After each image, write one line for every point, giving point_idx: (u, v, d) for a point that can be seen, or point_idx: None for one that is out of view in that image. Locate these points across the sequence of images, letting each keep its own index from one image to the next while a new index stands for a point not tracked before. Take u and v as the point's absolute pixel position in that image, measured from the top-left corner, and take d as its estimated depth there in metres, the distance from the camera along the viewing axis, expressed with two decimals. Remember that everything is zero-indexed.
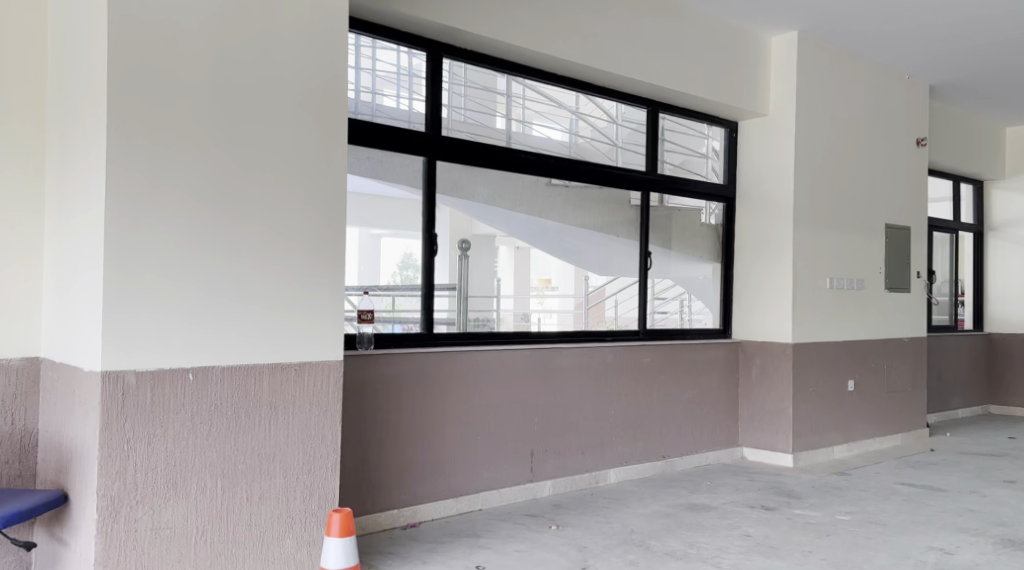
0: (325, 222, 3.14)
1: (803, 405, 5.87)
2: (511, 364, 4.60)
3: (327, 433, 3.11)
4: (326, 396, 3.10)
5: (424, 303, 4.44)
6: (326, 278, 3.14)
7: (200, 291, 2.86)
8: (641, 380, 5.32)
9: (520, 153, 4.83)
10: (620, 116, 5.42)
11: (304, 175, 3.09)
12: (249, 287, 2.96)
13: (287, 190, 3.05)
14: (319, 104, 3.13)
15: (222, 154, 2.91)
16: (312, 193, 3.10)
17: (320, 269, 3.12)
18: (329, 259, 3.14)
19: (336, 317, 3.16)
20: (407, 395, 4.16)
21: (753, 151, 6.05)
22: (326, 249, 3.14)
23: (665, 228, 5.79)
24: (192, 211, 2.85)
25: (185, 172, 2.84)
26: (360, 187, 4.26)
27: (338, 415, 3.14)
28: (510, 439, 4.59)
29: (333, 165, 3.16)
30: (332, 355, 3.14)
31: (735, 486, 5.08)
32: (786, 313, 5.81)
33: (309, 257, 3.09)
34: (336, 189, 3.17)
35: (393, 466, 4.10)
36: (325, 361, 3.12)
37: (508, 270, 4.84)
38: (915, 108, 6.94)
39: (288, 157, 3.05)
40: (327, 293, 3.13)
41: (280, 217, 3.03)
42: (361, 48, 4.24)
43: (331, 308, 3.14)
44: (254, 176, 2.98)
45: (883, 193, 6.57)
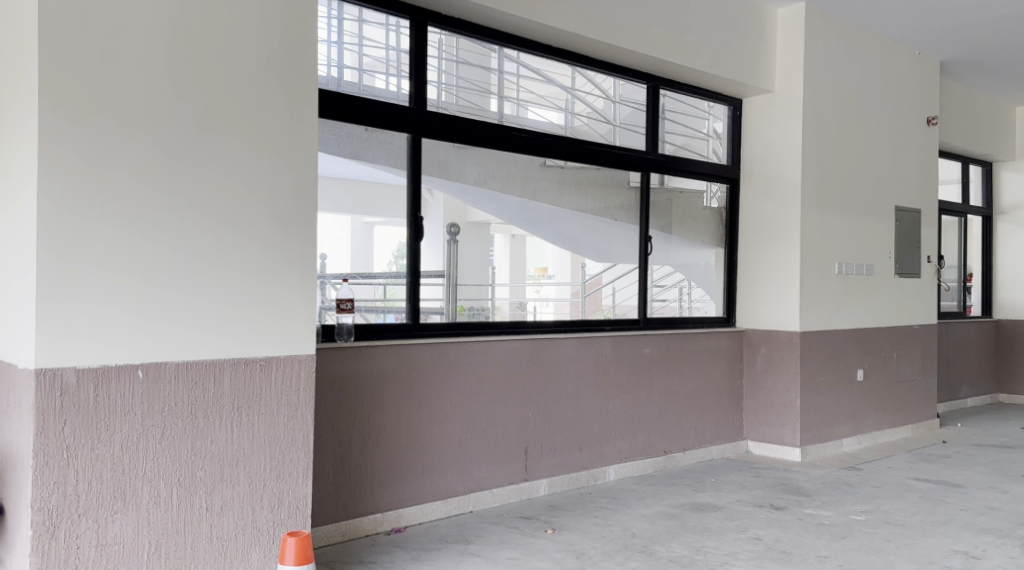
0: (296, 202, 2.84)
1: (811, 396, 5.59)
2: (503, 356, 4.31)
3: (298, 436, 2.82)
4: (295, 395, 2.82)
5: (410, 292, 4.13)
6: (297, 264, 2.85)
7: (152, 278, 2.57)
8: (641, 371, 5.03)
9: (514, 130, 4.53)
10: (617, 95, 5.11)
11: (270, 150, 2.79)
12: (208, 274, 2.66)
13: (250, 165, 2.75)
14: (286, 72, 2.83)
15: (175, 126, 2.62)
16: (280, 170, 2.81)
17: (290, 254, 2.83)
18: (301, 244, 2.85)
19: (308, 306, 2.87)
20: (391, 390, 3.87)
21: (758, 129, 5.75)
22: (296, 232, 2.84)
23: (665, 211, 5.50)
24: (142, 189, 2.56)
25: (133, 146, 2.54)
26: (338, 169, 3.95)
27: (310, 416, 2.85)
28: (503, 437, 4.31)
29: (303, 140, 2.86)
30: (303, 349, 2.85)
31: (741, 483, 4.81)
32: (794, 301, 5.52)
33: (278, 241, 2.80)
34: (308, 166, 2.87)
35: (377, 466, 3.81)
36: (296, 356, 2.83)
37: (504, 258, 4.53)
38: (927, 85, 6.63)
39: (251, 130, 2.76)
40: (297, 281, 2.84)
41: (244, 197, 2.74)
42: (346, 23, 3.93)
43: (302, 297, 2.85)
44: (213, 151, 2.68)
45: (893, 175, 6.27)
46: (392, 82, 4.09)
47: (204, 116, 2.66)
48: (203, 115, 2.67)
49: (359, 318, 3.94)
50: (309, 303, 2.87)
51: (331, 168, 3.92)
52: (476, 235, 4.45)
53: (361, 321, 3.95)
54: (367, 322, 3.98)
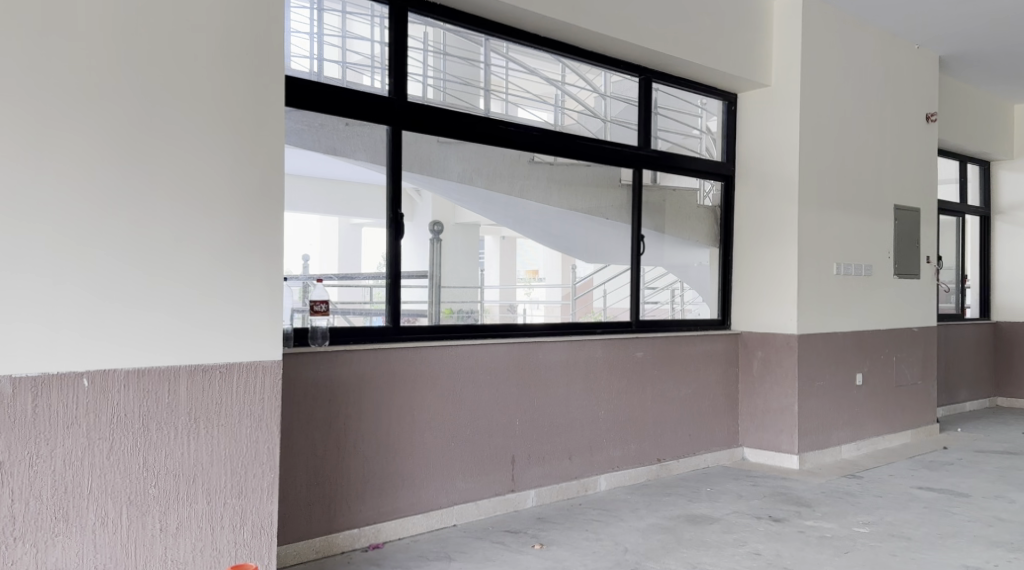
0: (260, 196, 2.63)
1: (809, 401, 5.39)
2: (489, 361, 4.10)
3: (263, 450, 2.61)
4: (259, 406, 2.61)
5: (390, 293, 3.91)
6: (262, 261, 2.63)
7: (100, 279, 2.37)
8: (634, 375, 4.83)
9: (501, 123, 4.33)
10: (606, 94, 4.89)
11: (233, 139, 2.58)
12: (162, 275, 2.46)
13: (210, 156, 2.54)
14: (251, 55, 2.62)
15: (124, 112, 2.41)
16: (242, 160, 2.60)
17: (254, 251, 2.62)
18: (265, 240, 2.64)
19: (274, 308, 2.65)
20: (369, 397, 3.66)
21: (754, 125, 5.56)
22: (261, 228, 2.63)
23: (658, 210, 5.30)
24: (87, 182, 2.36)
25: (77, 136, 2.35)
26: (310, 166, 3.72)
27: (276, 428, 2.64)
28: (489, 445, 4.10)
29: (267, 127, 2.65)
30: (270, 354, 2.64)
31: (739, 493, 4.61)
32: (791, 302, 5.33)
33: (240, 236, 2.59)
34: (274, 156, 2.66)
35: (354, 478, 3.60)
36: (260, 361, 2.62)
37: (495, 261, 4.37)
38: (927, 81, 6.44)
39: (210, 117, 2.55)
40: (262, 280, 2.63)
41: (202, 189, 2.53)
42: (328, 16, 3.74)
43: (268, 299, 2.64)
44: (167, 141, 2.48)
45: (892, 173, 6.08)
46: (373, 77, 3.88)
47: (157, 103, 2.46)
48: (156, 102, 2.46)
49: (338, 321, 3.74)
50: (276, 305, 2.66)
51: (302, 166, 3.70)
52: (469, 237, 4.28)
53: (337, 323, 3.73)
54: (341, 326, 3.74)
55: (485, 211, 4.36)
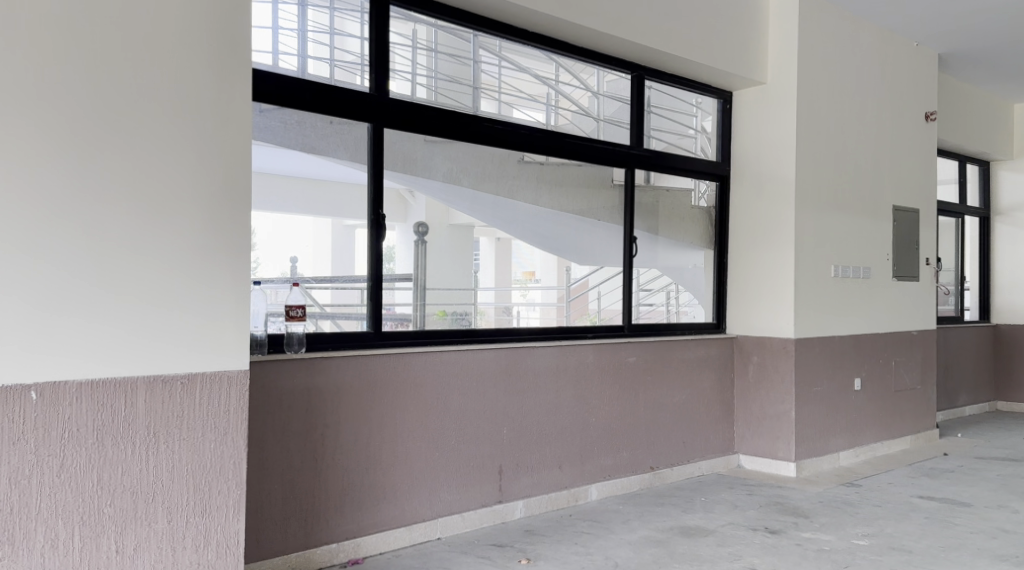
0: (225, 202, 2.56)
1: (806, 407, 5.26)
2: (475, 367, 3.95)
3: (227, 464, 2.54)
4: (223, 420, 2.53)
5: (370, 297, 3.75)
6: (226, 270, 2.56)
7: (52, 292, 2.29)
8: (626, 381, 4.69)
9: (489, 121, 4.18)
10: (598, 97, 4.74)
11: (196, 144, 2.51)
12: (118, 286, 2.39)
13: (169, 162, 2.47)
14: (211, 55, 2.54)
15: (79, 117, 2.33)
16: (206, 165, 2.53)
17: (218, 260, 2.55)
18: (230, 248, 2.57)
19: (240, 318, 2.58)
20: (349, 406, 3.51)
21: (750, 124, 5.42)
22: (225, 235, 2.56)
23: (651, 211, 5.15)
24: (40, 190, 2.27)
25: (28, 142, 2.26)
26: (284, 166, 3.56)
27: (241, 442, 2.57)
28: (475, 454, 3.95)
29: (232, 131, 2.58)
30: (234, 363, 2.57)
31: (734, 503, 4.47)
32: (788, 305, 5.19)
33: (203, 245, 2.52)
34: (240, 159, 2.59)
35: (333, 491, 3.46)
36: (224, 371, 2.55)
37: (490, 262, 4.26)
38: (926, 78, 6.30)
39: (172, 122, 2.47)
40: (227, 288, 2.56)
41: (164, 196, 2.46)
42: (314, 10, 3.60)
43: (233, 308, 2.57)
44: (125, 147, 2.40)
45: (890, 173, 5.95)
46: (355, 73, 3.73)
47: (114, 108, 2.38)
48: (113, 106, 2.38)
49: (328, 325, 3.62)
50: (242, 314, 2.59)
51: (275, 166, 3.54)
52: (461, 238, 4.14)
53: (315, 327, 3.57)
54: (329, 329, 3.61)
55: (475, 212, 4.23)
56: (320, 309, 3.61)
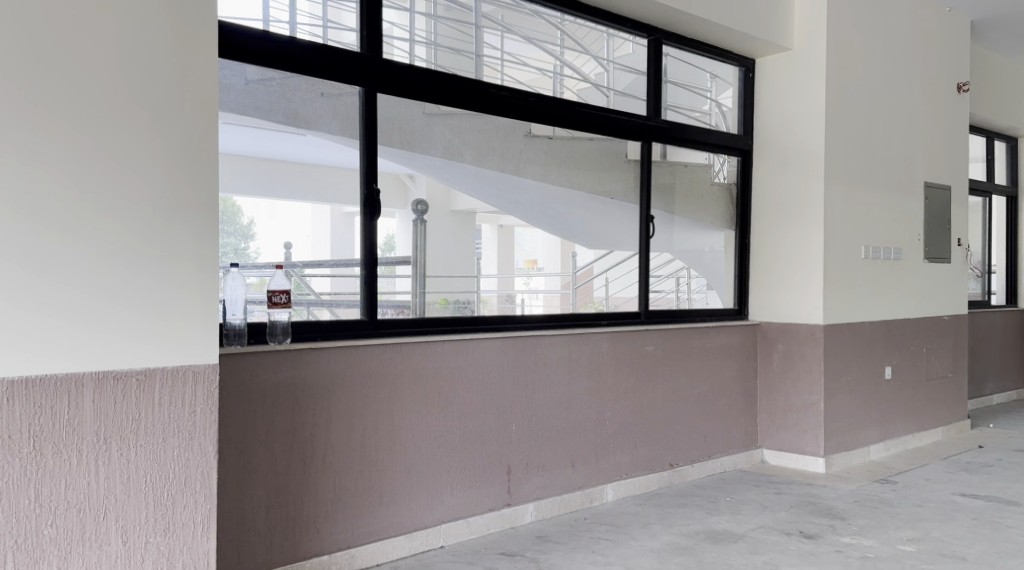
0: (187, 180, 2.33)
1: (835, 398, 4.90)
2: (481, 357, 3.60)
3: (189, 475, 2.31)
4: (184, 426, 2.31)
5: (364, 286, 3.37)
6: (188, 254, 2.32)
7: None
8: (644, 372, 4.33)
9: (492, 87, 3.78)
10: (607, 66, 4.33)
11: (151, 113, 2.27)
12: (61, 277, 2.13)
13: (120, 135, 2.22)
14: (166, 16, 2.29)
15: (14, 85, 2.08)
16: (168, 140, 2.29)
17: (180, 241, 2.31)
18: (193, 229, 2.33)
19: (206, 306, 2.35)
20: (340, 401, 3.15)
21: (773, 95, 5.04)
22: (186, 216, 2.32)
23: (668, 188, 4.78)
24: None
25: None
26: (249, 145, 3.17)
27: (206, 451, 2.34)
28: (481, 454, 3.60)
29: (193, 102, 2.34)
30: (198, 358, 2.34)
31: (763, 503, 4.12)
32: (816, 288, 4.83)
33: (161, 228, 2.28)
34: (201, 131, 2.35)
35: (324, 497, 3.11)
36: (187, 364, 2.31)
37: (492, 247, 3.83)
38: (959, 46, 5.90)
39: (127, 92, 2.23)
40: (191, 274, 2.32)
41: (117, 176, 2.21)
42: None
43: (198, 296, 2.33)
44: (68, 117, 2.15)
45: (920, 147, 5.54)
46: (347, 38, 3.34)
47: (54, 73, 2.13)
48: (57, 71, 2.13)
49: (326, 314, 3.27)
50: (207, 301, 2.35)
51: (241, 146, 3.14)
52: (462, 225, 3.82)
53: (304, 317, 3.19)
54: (321, 319, 3.23)
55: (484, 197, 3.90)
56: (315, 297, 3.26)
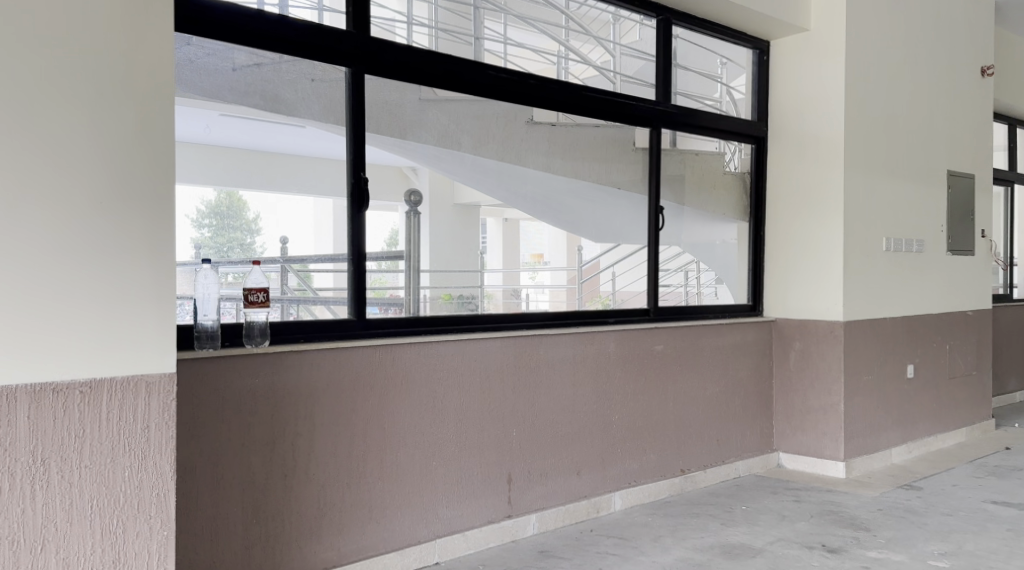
0: (138, 163, 2.11)
1: (856, 399, 4.64)
2: (479, 358, 3.35)
3: (141, 500, 2.10)
4: (135, 446, 2.10)
5: (351, 280, 3.11)
6: (141, 253, 2.12)
7: None
8: (653, 372, 4.08)
9: (490, 69, 3.50)
10: (615, 52, 4.06)
11: (98, 87, 2.05)
12: None
13: (60, 112, 2.00)
14: None
15: None
16: (116, 130, 2.08)
17: (132, 241, 2.10)
18: (146, 226, 2.12)
19: (160, 311, 2.14)
20: (325, 408, 2.91)
21: (790, 79, 4.77)
22: (137, 213, 2.11)
23: (677, 178, 4.52)
24: None
25: None
26: (248, 136, 3.02)
27: (161, 474, 2.13)
28: (480, 462, 3.35)
29: (143, 91, 2.12)
30: (154, 366, 2.13)
31: (781, 513, 3.87)
32: (836, 283, 4.56)
33: (111, 224, 2.07)
34: (154, 110, 2.14)
35: (309, 513, 2.87)
36: (139, 375, 2.10)
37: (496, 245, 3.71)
38: (984, 27, 5.61)
39: (72, 66, 2.02)
40: (140, 269, 2.11)
41: (59, 160, 2.00)
42: None
43: (152, 300, 2.13)
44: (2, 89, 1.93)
45: (943, 134, 5.27)
46: (331, 21, 3.06)
47: None
48: None
49: (321, 310, 3.05)
50: (161, 305, 2.15)
51: (237, 138, 2.98)
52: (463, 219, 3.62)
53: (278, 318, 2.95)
54: (304, 319, 2.99)
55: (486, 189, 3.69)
56: (313, 295, 3.06)
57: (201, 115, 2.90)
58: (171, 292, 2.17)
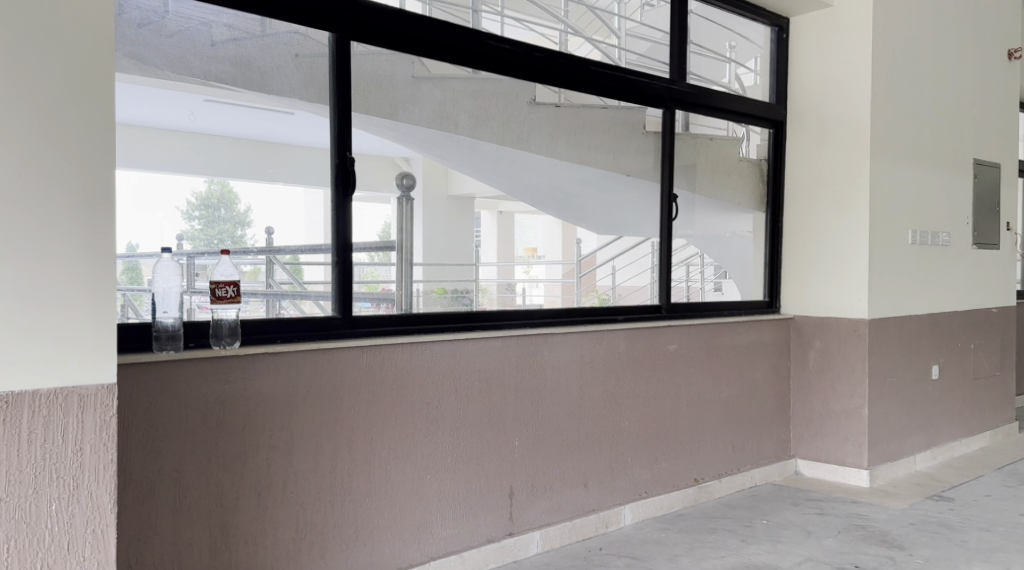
0: (70, 132, 1.81)
1: (880, 403, 4.33)
2: (477, 361, 3.02)
3: (69, 541, 1.81)
4: (63, 478, 1.80)
5: (335, 274, 2.78)
6: (72, 241, 1.82)
7: None
8: (665, 374, 3.76)
9: (491, 38, 3.19)
10: (623, 30, 3.69)
11: (22, 44, 1.76)
12: None
13: None
14: None
15: None
16: (44, 93, 1.78)
17: (65, 223, 1.81)
18: (81, 210, 1.83)
19: (96, 309, 1.84)
20: (305, 418, 2.58)
21: (811, 59, 4.45)
22: (68, 189, 1.81)
23: (689, 164, 4.16)
24: None
25: None
26: (241, 124, 2.65)
27: (93, 510, 1.83)
28: (478, 475, 3.02)
29: (79, 52, 1.82)
30: (88, 374, 1.83)
31: (806, 528, 3.56)
32: (860, 279, 4.25)
33: (38, 203, 1.78)
34: (90, 70, 1.83)
35: (286, 536, 2.54)
36: (72, 388, 1.81)
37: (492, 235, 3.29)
38: (1012, 7, 5.27)
39: None
40: (72, 256, 1.82)
41: None
42: None
43: (87, 292, 1.83)
44: None
45: (970, 120, 4.94)
46: None
47: None
48: None
49: (309, 306, 2.73)
50: (97, 300, 1.85)
51: (222, 126, 2.62)
52: (460, 213, 3.24)
53: (264, 315, 2.63)
54: (291, 317, 2.67)
55: (486, 176, 3.32)
56: (302, 289, 2.73)
57: (183, 102, 2.54)
58: (112, 284, 1.87)
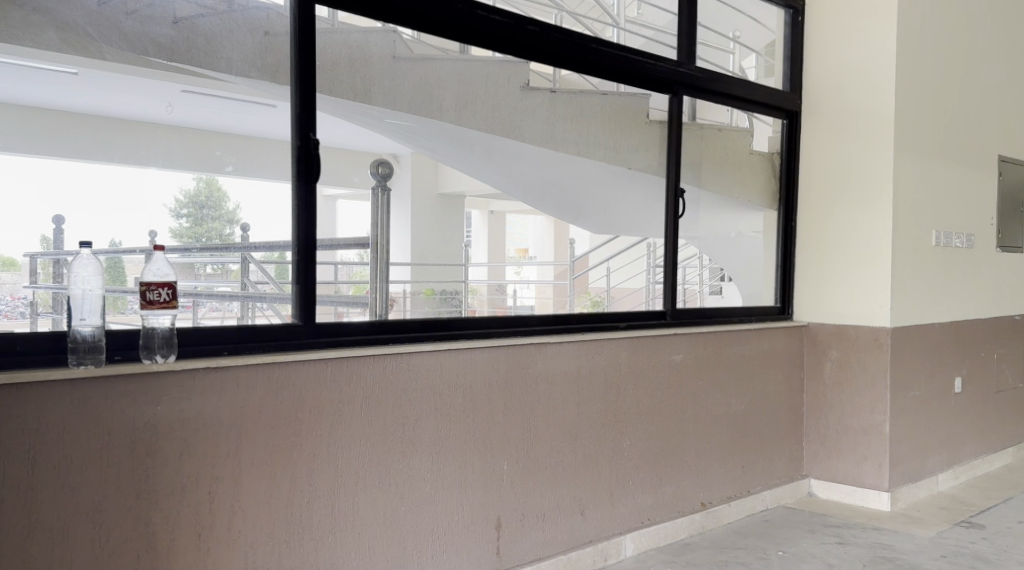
0: None
1: (901, 419, 3.97)
2: (461, 374, 2.65)
3: None
4: None
5: (298, 275, 2.39)
6: None
7: None
8: (671, 388, 3.39)
9: (480, 7, 2.78)
10: (623, 15, 3.30)
11: None
12: None
13: None
14: None
15: None
16: None
17: None
18: None
19: None
20: (258, 444, 2.20)
21: (828, 45, 4.09)
22: None
23: (695, 155, 3.77)
24: None
25: None
26: (219, 116, 2.28)
27: None
28: (461, 504, 2.65)
29: None
30: None
31: (827, 561, 3.19)
32: (882, 283, 3.89)
33: None
34: None
35: None
36: None
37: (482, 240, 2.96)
38: None
39: None
40: None
41: None
42: None
43: None
44: None
45: (997, 113, 4.59)
46: None
47: None
48: None
49: None
50: None
51: (204, 119, 2.25)
52: (446, 214, 2.85)
53: (237, 319, 2.29)
54: (265, 322, 2.33)
55: (479, 176, 2.93)
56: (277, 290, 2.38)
57: (160, 92, 2.19)
58: None
